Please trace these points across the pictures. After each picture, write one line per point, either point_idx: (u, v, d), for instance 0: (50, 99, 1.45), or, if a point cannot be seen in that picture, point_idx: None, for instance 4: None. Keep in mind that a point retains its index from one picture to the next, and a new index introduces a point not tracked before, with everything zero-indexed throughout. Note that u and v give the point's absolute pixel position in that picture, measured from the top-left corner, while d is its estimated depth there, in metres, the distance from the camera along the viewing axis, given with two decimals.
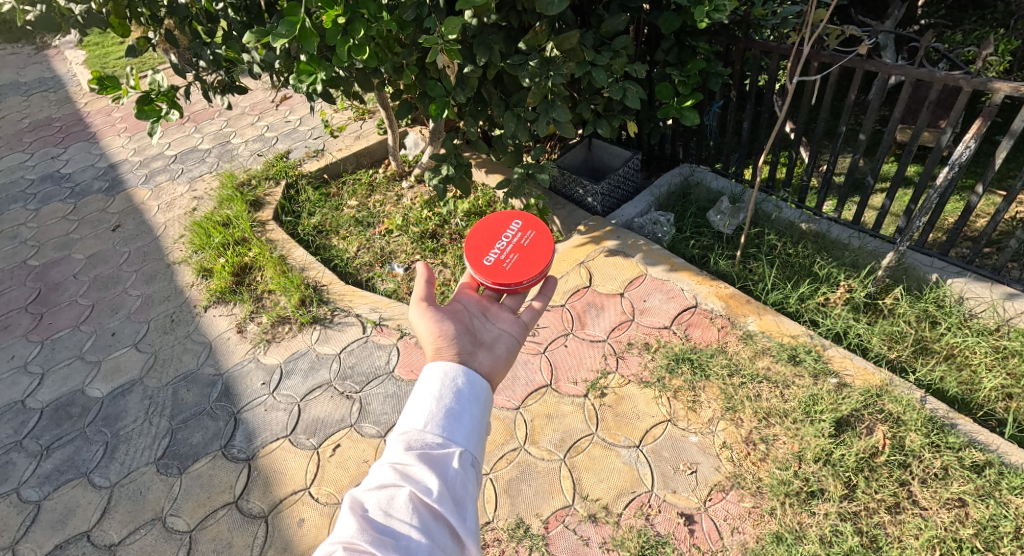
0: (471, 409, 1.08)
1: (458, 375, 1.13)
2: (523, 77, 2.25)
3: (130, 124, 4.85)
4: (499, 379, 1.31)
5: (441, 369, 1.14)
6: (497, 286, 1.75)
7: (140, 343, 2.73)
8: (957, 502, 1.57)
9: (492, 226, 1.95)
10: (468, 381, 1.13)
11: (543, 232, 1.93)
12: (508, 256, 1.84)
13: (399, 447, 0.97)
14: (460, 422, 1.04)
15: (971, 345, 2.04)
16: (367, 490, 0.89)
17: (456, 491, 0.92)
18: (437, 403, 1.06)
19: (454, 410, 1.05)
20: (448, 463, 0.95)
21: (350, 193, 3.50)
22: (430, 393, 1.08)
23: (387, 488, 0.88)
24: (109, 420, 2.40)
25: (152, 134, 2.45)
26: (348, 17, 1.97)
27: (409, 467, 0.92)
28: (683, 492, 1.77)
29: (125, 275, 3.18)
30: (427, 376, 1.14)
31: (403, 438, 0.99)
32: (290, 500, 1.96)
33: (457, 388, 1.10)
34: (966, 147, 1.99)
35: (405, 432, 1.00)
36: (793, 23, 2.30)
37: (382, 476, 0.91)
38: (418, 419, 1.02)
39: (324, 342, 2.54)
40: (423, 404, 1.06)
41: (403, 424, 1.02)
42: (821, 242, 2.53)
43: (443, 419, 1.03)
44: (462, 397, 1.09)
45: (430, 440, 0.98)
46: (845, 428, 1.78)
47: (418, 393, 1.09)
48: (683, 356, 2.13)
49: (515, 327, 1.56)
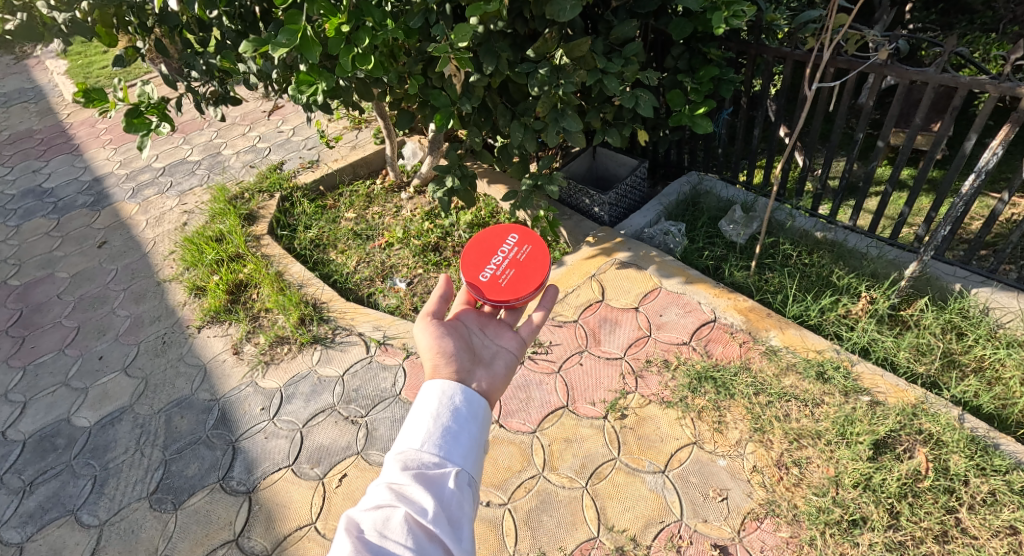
0: (470, 427, 0.97)
1: (456, 392, 1.02)
2: (532, 86, 2.15)
3: (115, 135, 4.70)
4: (499, 399, 1.17)
5: (438, 384, 1.04)
6: (495, 302, 1.62)
7: (130, 367, 2.59)
8: (1009, 529, 1.52)
9: (488, 240, 1.83)
10: (467, 398, 1.02)
11: (540, 246, 1.80)
12: (505, 272, 1.72)
13: (394, 467, 0.87)
14: (458, 440, 0.94)
15: (1001, 358, 1.98)
16: (362, 511, 0.79)
17: (453, 514, 0.81)
18: (435, 422, 0.95)
19: (452, 428, 0.95)
20: (444, 483, 0.85)
21: (348, 204, 3.38)
22: (427, 410, 0.97)
23: (383, 508, 0.79)
24: (98, 451, 2.25)
25: (141, 149, 2.32)
26: (352, 25, 1.89)
27: (406, 487, 0.82)
28: (715, 521, 1.68)
29: (112, 295, 3.03)
30: (424, 391, 1.03)
31: (399, 456, 0.89)
32: (295, 536, 1.84)
33: (455, 405, 1.00)
34: (994, 154, 1.93)
35: (401, 450, 0.90)
36: (811, 29, 2.23)
37: (376, 497, 0.81)
38: (414, 438, 0.92)
39: (325, 363, 2.42)
40: (418, 420, 0.96)
41: (399, 442, 0.92)
42: (838, 250, 2.44)
43: (441, 437, 0.93)
44: (460, 413, 0.98)
45: (426, 459, 0.88)
46: (883, 450, 1.72)
47: (414, 410, 0.99)
48: (706, 374, 2.04)
49: (514, 343, 1.44)
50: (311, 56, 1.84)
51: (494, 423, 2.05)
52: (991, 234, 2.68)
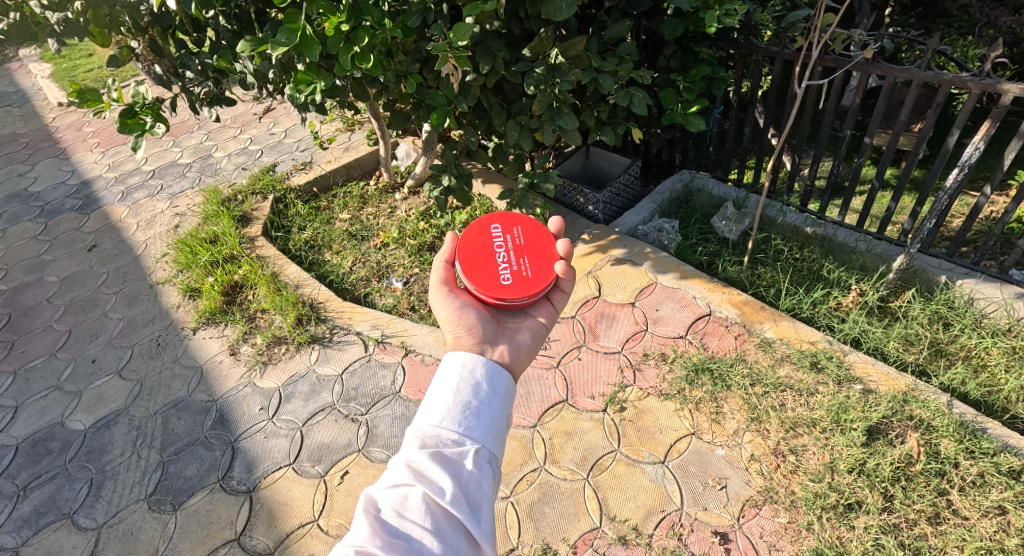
0: (491, 403, 0.92)
1: (478, 366, 0.97)
2: (529, 84, 2.19)
3: (103, 139, 4.65)
4: (521, 370, 1.17)
5: (460, 357, 0.99)
6: (533, 297, 1.46)
7: (125, 370, 2.57)
8: (997, 509, 1.58)
9: (474, 239, 1.61)
10: (489, 373, 0.96)
11: (529, 223, 1.67)
12: (519, 260, 1.56)
13: (412, 445, 0.83)
14: (479, 417, 0.89)
15: (986, 346, 2.05)
16: (381, 489, 0.78)
17: (472, 494, 0.78)
18: (455, 397, 0.91)
19: (472, 404, 0.90)
20: (463, 463, 0.82)
21: (342, 205, 3.38)
22: (447, 385, 0.93)
23: (401, 488, 0.77)
24: (93, 454, 2.23)
25: (136, 149, 2.31)
26: (351, 25, 1.91)
27: (425, 466, 0.79)
28: (715, 509, 1.72)
29: (104, 298, 3.00)
30: (445, 364, 0.99)
31: (417, 432, 0.85)
32: (298, 534, 1.84)
33: (477, 380, 0.94)
34: (975, 148, 1.99)
35: (420, 427, 0.86)
36: (800, 28, 2.30)
37: (395, 476, 0.79)
38: (433, 413, 0.88)
39: (324, 363, 2.42)
40: (437, 395, 0.91)
41: (418, 417, 0.89)
42: (828, 245, 2.50)
43: (462, 413, 0.89)
44: (481, 388, 0.93)
45: (445, 436, 0.84)
46: (876, 436, 1.77)
47: (434, 383, 0.94)
48: (702, 366, 2.08)
49: (546, 311, 1.50)
50: (311, 54, 1.85)
51: None
52: (973, 230, 2.76)
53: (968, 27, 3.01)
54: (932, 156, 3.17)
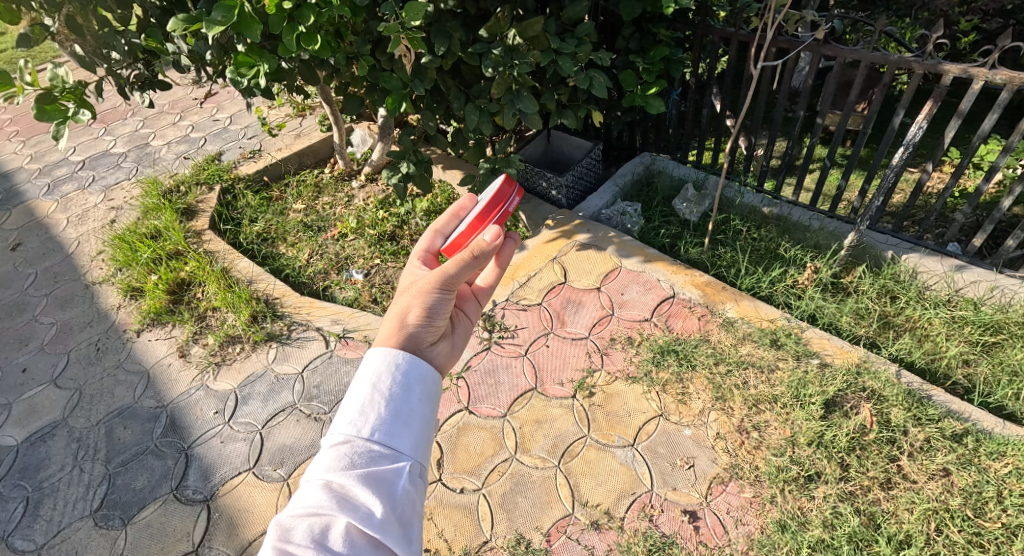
0: (423, 408, 0.84)
1: (410, 366, 0.87)
2: (486, 66, 2.11)
3: (24, 127, 4.27)
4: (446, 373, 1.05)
5: (390, 354, 0.88)
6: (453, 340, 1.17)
7: (60, 378, 2.39)
8: (942, 471, 1.67)
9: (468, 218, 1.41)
10: (422, 375, 0.87)
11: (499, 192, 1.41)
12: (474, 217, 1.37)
13: (332, 461, 0.73)
14: (411, 425, 0.80)
15: (929, 316, 2.15)
16: (294, 515, 0.68)
17: (405, 515, 0.72)
18: (384, 404, 0.80)
19: (405, 411, 0.81)
20: (395, 482, 0.74)
21: (295, 195, 3.22)
22: (375, 386, 0.82)
23: (320, 515, 0.67)
24: (29, 471, 2.07)
25: (58, 138, 2.09)
26: (295, 2, 1.79)
27: (349, 489, 0.71)
28: (684, 488, 1.75)
29: (33, 301, 2.77)
30: (370, 359, 0.88)
31: (336, 447, 0.75)
32: (260, 542, 1.76)
33: (410, 383, 0.85)
34: (919, 127, 2.05)
35: (343, 438, 0.76)
36: (753, 10, 2.32)
37: (312, 499, 0.69)
38: (357, 419, 0.78)
39: (282, 361, 2.32)
40: (361, 398, 0.80)
41: (339, 426, 0.78)
42: (784, 224, 2.56)
43: (392, 422, 0.79)
44: (412, 392, 0.84)
45: (374, 450, 0.75)
46: (833, 408, 1.84)
47: (358, 382, 0.83)
48: (668, 348, 2.10)
49: (461, 330, 1.26)
50: (251, 34, 1.72)
51: (464, 410, 2.03)
52: (913, 204, 2.90)
53: (906, 10, 3.10)
54: (877, 136, 3.30)
